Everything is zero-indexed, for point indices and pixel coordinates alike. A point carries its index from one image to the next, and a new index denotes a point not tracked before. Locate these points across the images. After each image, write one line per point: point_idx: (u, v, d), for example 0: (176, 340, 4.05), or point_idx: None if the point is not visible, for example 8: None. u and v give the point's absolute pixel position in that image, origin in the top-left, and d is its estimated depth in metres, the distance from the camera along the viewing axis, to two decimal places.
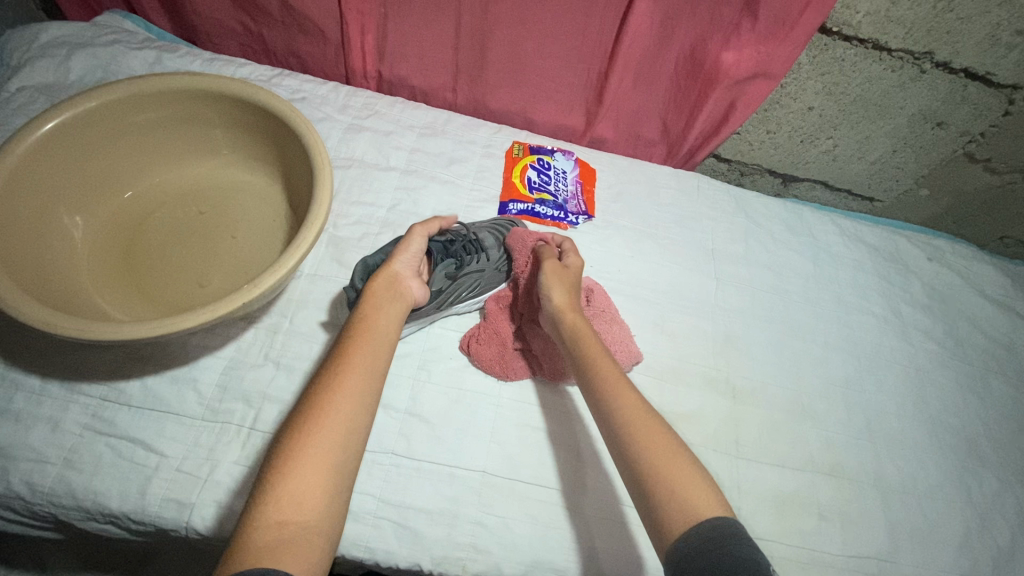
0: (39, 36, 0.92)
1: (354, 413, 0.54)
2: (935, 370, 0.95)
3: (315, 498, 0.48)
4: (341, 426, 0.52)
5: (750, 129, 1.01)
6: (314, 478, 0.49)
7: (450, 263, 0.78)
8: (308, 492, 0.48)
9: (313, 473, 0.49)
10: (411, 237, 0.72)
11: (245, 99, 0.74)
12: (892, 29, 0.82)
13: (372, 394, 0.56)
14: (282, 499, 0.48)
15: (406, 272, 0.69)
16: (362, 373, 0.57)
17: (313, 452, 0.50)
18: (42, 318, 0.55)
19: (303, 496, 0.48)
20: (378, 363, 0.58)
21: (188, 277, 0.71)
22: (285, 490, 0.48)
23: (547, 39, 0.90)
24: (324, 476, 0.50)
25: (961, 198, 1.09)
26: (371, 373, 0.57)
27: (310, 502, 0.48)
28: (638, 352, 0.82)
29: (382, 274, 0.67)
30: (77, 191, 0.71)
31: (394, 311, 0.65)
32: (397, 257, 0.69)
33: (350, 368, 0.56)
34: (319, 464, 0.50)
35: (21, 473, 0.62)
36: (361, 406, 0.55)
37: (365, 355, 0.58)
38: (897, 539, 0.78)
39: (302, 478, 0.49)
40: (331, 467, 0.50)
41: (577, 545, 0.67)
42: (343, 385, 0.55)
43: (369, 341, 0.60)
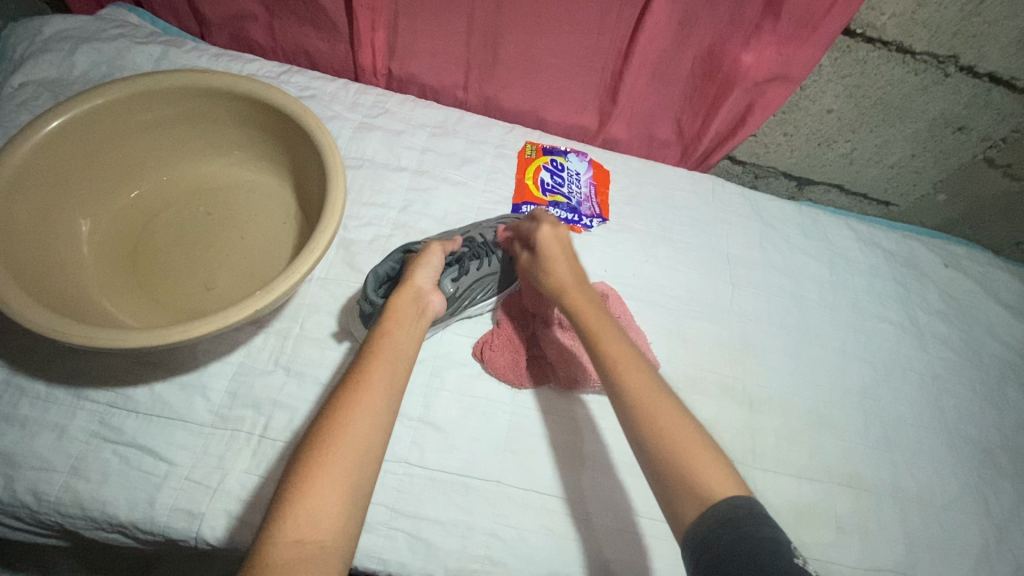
0: (42, 30, 0.90)
1: (372, 428, 0.52)
2: (953, 379, 0.93)
3: (334, 515, 0.47)
4: (360, 442, 0.51)
5: (766, 132, 0.99)
6: (332, 495, 0.47)
7: (453, 268, 0.74)
8: (325, 510, 0.47)
9: (331, 491, 0.47)
10: (431, 251, 0.70)
11: (255, 98, 0.72)
12: (916, 32, 0.80)
13: (390, 409, 0.55)
14: (299, 516, 0.46)
15: (428, 286, 0.68)
16: (379, 388, 0.55)
17: (332, 468, 0.48)
18: (48, 324, 0.53)
19: (320, 513, 0.46)
20: (396, 378, 0.57)
21: (195, 279, 0.69)
22: (303, 507, 0.46)
23: (562, 38, 0.89)
24: (342, 494, 0.48)
25: (978, 204, 1.07)
26: (391, 390, 0.56)
27: (328, 519, 0.46)
28: (654, 361, 0.81)
29: (406, 289, 0.65)
30: (83, 191, 0.69)
31: (415, 328, 0.63)
32: (419, 272, 0.68)
33: (367, 383, 0.55)
34: (338, 480, 0.48)
35: (26, 482, 0.61)
36: (379, 422, 0.53)
37: (383, 370, 0.56)
38: (915, 552, 0.77)
39: (319, 495, 0.47)
40: (349, 484, 0.49)
41: (594, 558, 0.66)
42: (361, 400, 0.53)
43: (389, 355, 0.58)
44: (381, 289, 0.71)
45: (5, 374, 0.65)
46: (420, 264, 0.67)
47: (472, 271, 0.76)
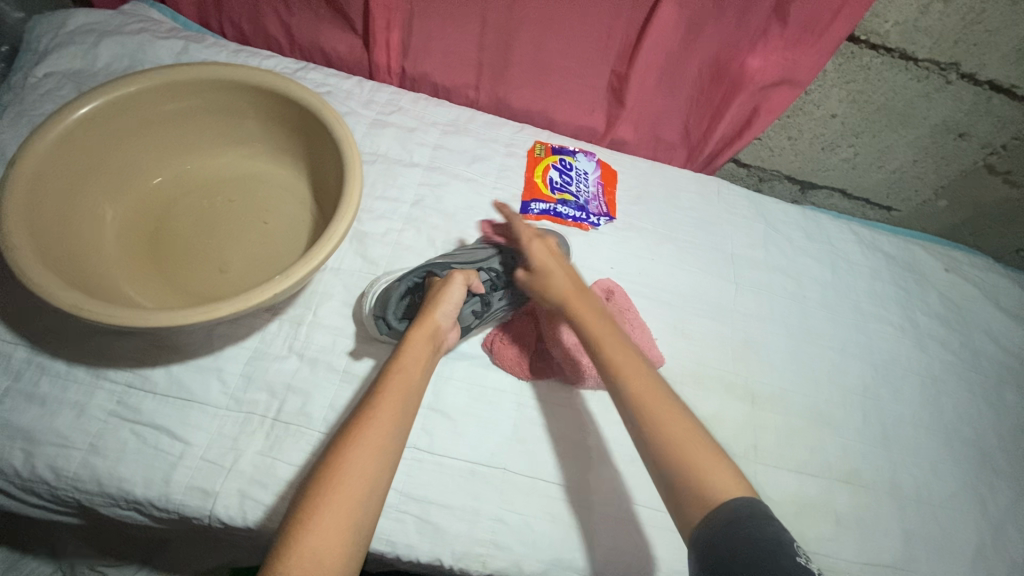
0: (67, 22, 0.93)
1: (378, 468, 0.54)
2: (952, 380, 0.95)
3: (337, 554, 0.48)
4: (364, 484, 0.53)
5: (771, 135, 1.01)
6: (336, 533, 0.49)
7: (477, 301, 0.77)
8: (330, 548, 0.48)
9: (333, 530, 0.49)
10: (453, 284, 0.71)
11: (277, 91, 0.74)
12: (919, 39, 0.82)
13: (396, 451, 0.57)
14: (303, 555, 0.47)
15: (446, 323, 0.70)
16: (387, 426, 0.57)
17: (337, 506, 0.50)
18: (74, 301, 0.54)
19: (324, 551, 0.48)
20: (404, 417, 0.59)
21: (214, 264, 0.71)
22: (308, 545, 0.48)
23: (572, 39, 0.91)
24: (346, 533, 0.50)
25: (979, 210, 1.09)
26: (396, 430, 0.57)
27: (331, 558, 0.48)
28: (660, 356, 0.83)
29: (425, 326, 0.67)
30: (107, 177, 0.71)
31: (427, 361, 0.65)
32: (438, 308, 0.69)
33: (375, 421, 0.56)
34: (343, 519, 0.50)
35: (46, 458, 0.62)
36: (384, 461, 0.55)
37: (393, 409, 0.58)
38: (912, 548, 0.79)
39: (324, 532, 0.49)
40: (352, 521, 0.51)
41: (597, 544, 0.67)
42: (368, 438, 0.55)
43: (400, 393, 0.60)
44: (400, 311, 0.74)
45: (28, 353, 0.67)
46: (441, 301, 0.69)
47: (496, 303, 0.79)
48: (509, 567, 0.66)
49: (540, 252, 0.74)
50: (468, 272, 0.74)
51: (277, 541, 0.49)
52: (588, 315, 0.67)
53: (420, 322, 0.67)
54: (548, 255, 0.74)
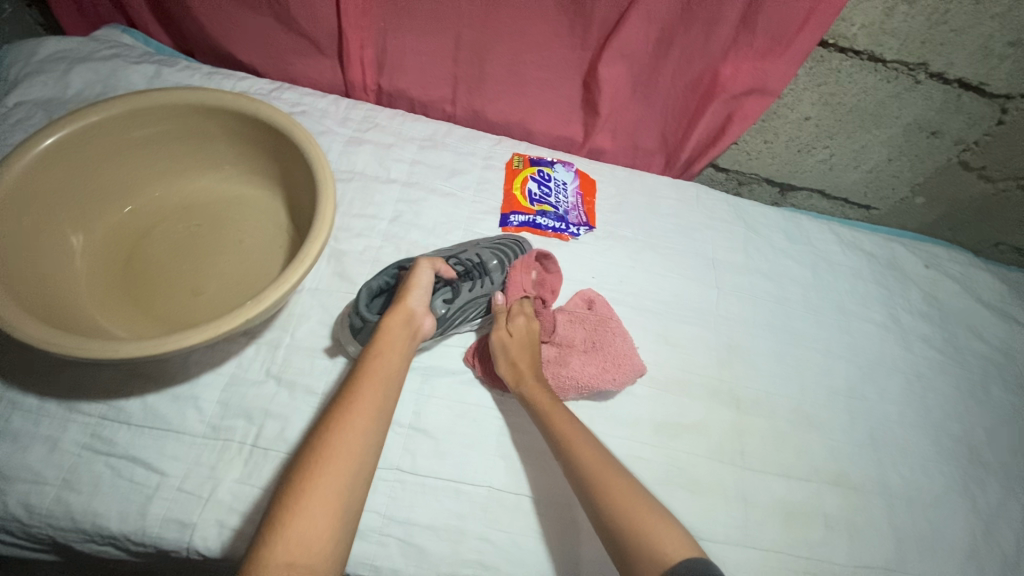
0: (38, 50, 0.93)
1: (360, 456, 0.54)
2: (936, 376, 0.95)
3: (321, 543, 0.49)
4: (346, 471, 0.53)
5: (747, 139, 1.01)
6: (320, 522, 0.49)
7: (446, 290, 0.76)
8: (315, 537, 0.48)
9: (318, 519, 0.49)
10: (420, 270, 0.71)
11: (247, 114, 0.74)
12: (886, 41, 0.83)
13: (381, 435, 0.57)
14: (289, 542, 0.47)
15: (421, 309, 0.69)
16: (370, 410, 0.57)
17: (320, 495, 0.51)
18: (41, 337, 0.54)
19: (309, 540, 0.48)
20: (385, 403, 0.59)
21: (186, 289, 0.70)
22: (291, 533, 0.48)
23: (544, 51, 0.91)
24: (330, 521, 0.50)
25: (957, 205, 1.10)
26: (379, 415, 0.58)
27: (316, 546, 0.48)
28: (640, 366, 0.80)
29: (397, 313, 0.66)
30: (77, 206, 0.70)
31: (407, 344, 0.66)
32: (410, 294, 0.68)
33: (357, 409, 0.57)
34: (326, 508, 0.50)
35: (18, 495, 0.61)
36: (368, 446, 0.55)
37: (375, 396, 0.59)
38: (904, 548, 0.78)
39: (305, 522, 0.49)
40: (336, 510, 0.51)
41: (585, 559, 0.66)
42: (351, 424, 0.55)
43: (379, 380, 0.60)
44: (372, 308, 0.73)
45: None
46: (411, 287, 0.68)
47: (466, 292, 0.78)
48: None
49: (522, 328, 0.78)
50: (435, 260, 0.75)
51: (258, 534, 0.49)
52: (541, 399, 0.71)
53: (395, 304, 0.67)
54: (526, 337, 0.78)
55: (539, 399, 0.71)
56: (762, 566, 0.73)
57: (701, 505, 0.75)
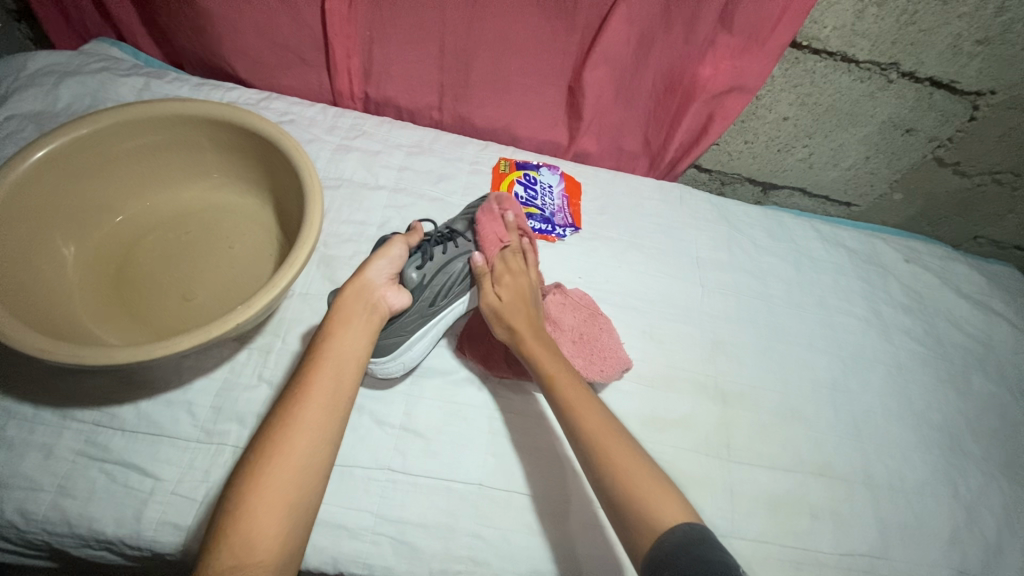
0: (28, 65, 0.94)
1: (312, 448, 0.54)
2: (917, 367, 0.97)
3: (270, 535, 0.49)
4: (297, 464, 0.53)
5: (728, 140, 1.04)
6: (268, 518, 0.50)
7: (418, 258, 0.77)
8: (262, 533, 0.49)
9: (267, 515, 0.50)
10: (388, 244, 0.73)
11: (235, 123, 0.75)
12: (858, 42, 0.85)
13: (337, 422, 0.57)
14: (236, 540, 0.48)
15: (381, 280, 0.71)
16: (320, 397, 0.57)
17: (268, 490, 0.51)
18: (35, 344, 0.55)
19: (257, 536, 0.49)
20: (340, 389, 0.59)
21: (177, 297, 0.71)
22: (237, 532, 0.48)
23: (528, 58, 0.94)
24: (280, 515, 0.50)
25: (934, 201, 1.13)
26: (333, 403, 0.58)
27: (264, 542, 0.49)
28: (627, 360, 0.82)
29: (354, 285, 0.68)
30: (67, 218, 0.71)
31: (362, 326, 0.65)
32: (369, 264, 0.70)
33: (309, 400, 0.57)
34: (275, 501, 0.51)
35: (14, 502, 0.62)
36: (322, 433, 0.56)
37: (326, 386, 0.58)
38: (887, 535, 0.80)
39: (253, 520, 0.49)
40: (286, 504, 0.51)
41: (575, 553, 0.68)
42: (300, 414, 0.56)
43: (331, 367, 0.60)
44: None
45: None
46: (373, 257, 0.71)
47: (438, 256, 0.79)
48: None
49: (510, 284, 0.76)
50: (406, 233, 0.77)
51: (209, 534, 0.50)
52: (539, 353, 0.70)
53: (350, 281, 0.68)
54: (519, 296, 0.75)
55: (534, 349, 0.71)
56: (749, 555, 0.74)
57: (688, 497, 0.76)
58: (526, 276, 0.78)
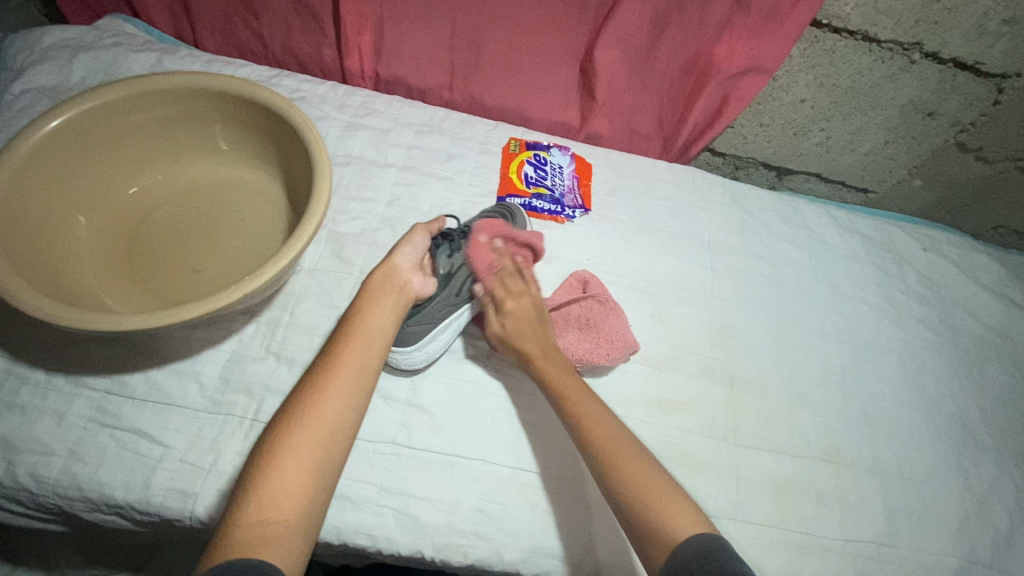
0: (41, 39, 0.94)
1: (339, 416, 0.55)
2: (931, 357, 0.95)
3: (296, 496, 0.50)
4: (324, 430, 0.54)
5: (743, 122, 1.02)
6: (294, 480, 0.50)
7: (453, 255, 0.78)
8: (288, 493, 0.50)
9: (294, 476, 0.50)
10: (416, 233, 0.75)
11: (245, 96, 0.75)
12: (880, 21, 0.83)
13: (363, 393, 0.58)
14: (263, 498, 0.49)
15: (408, 265, 0.72)
16: (349, 376, 0.58)
17: (296, 453, 0.52)
18: (47, 309, 0.55)
19: (282, 496, 0.49)
20: (368, 363, 0.60)
21: (187, 268, 0.72)
22: (264, 490, 0.49)
23: (540, 36, 0.92)
24: (306, 478, 0.51)
25: (954, 188, 1.10)
26: (361, 375, 0.59)
27: (289, 502, 0.49)
28: (634, 342, 0.81)
29: (382, 268, 0.69)
30: (82, 189, 0.72)
31: (392, 310, 0.66)
32: (397, 251, 0.72)
33: (338, 370, 0.58)
34: (302, 464, 0.51)
35: (26, 465, 0.63)
36: (350, 406, 0.57)
37: (356, 357, 0.60)
38: (895, 523, 0.79)
39: (280, 480, 0.50)
40: (312, 469, 0.52)
41: (577, 530, 0.68)
42: (332, 385, 0.57)
43: (360, 341, 0.61)
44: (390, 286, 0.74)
45: (6, 364, 0.68)
46: (399, 244, 0.72)
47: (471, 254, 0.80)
48: (490, 557, 0.66)
49: (514, 309, 0.75)
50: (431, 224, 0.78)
51: (240, 489, 0.50)
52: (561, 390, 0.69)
53: (382, 265, 0.70)
54: (527, 317, 0.75)
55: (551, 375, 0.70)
56: (752, 538, 0.74)
57: (691, 478, 0.76)
58: (528, 295, 0.77)
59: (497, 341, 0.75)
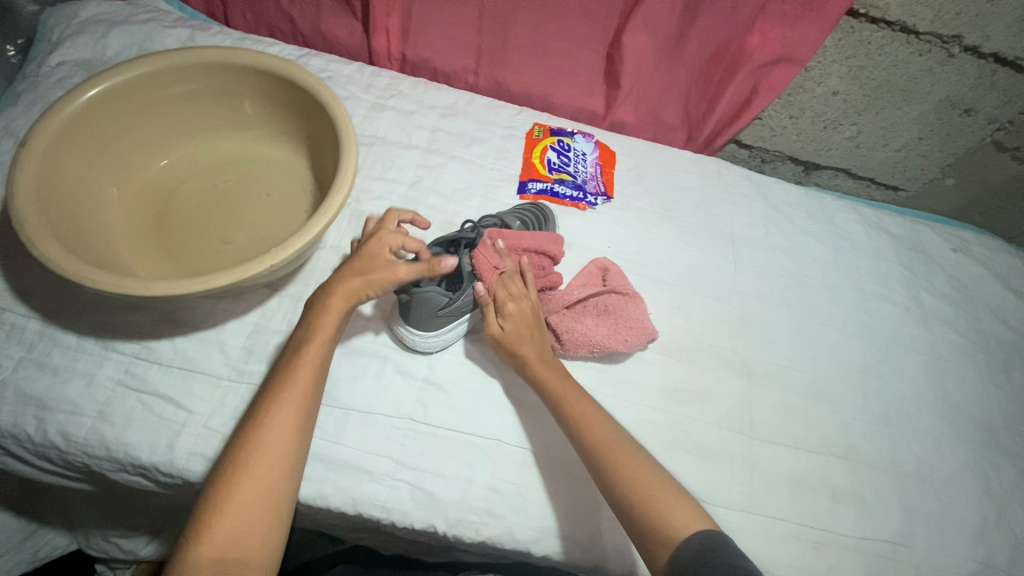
0: (79, 13, 0.96)
1: (287, 451, 0.57)
2: (956, 360, 0.93)
3: (251, 534, 0.53)
4: (271, 470, 0.56)
5: (772, 114, 1.00)
6: (247, 520, 0.53)
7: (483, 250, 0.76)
8: (242, 532, 0.53)
9: (245, 518, 0.53)
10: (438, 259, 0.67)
11: (276, 73, 0.76)
12: (919, 12, 0.81)
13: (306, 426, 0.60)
14: (216, 540, 0.52)
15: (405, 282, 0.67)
16: (292, 413, 0.59)
17: (245, 494, 0.54)
18: (82, 273, 0.57)
19: (236, 536, 0.52)
20: (311, 394, 0.61)
21: (212, 240, 0.73)
22: (218, 533, 0.52)
23: (569, 21, 0.91)
24: (259, 517, 0.54)
25: (989, 188, 1.07)
26: (303, 407, 0.60)
27: (244, 540, 0.52)
28: (653, 330, 0.81)
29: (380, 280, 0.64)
30: (114, 158, 0.74)
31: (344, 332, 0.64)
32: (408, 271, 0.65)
33: (281, 406, 0.58)
34: (254, 505, 0.54)
35: (56, 424, 0.65)
36: (293, 440, 0.58)
37: (298, 392, 0.60)
38: (912, 524, 0.78)
39: (232, 521, 0.52)
40: (264, 506, 0.54)
41: (589, 513, 0.68)
42: (273, 423, 0.58)
43: (300, 375, 0.61)
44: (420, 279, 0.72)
45: (39, 326, 0.70)
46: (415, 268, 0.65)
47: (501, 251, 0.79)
48: (501, 535, 0.67)
49: (516, 314, 0.72)
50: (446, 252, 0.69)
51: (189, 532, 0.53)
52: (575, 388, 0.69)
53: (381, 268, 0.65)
54: (526, 323, 0.72)
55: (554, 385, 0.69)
56: (765, 531, 0.73)
57: (705, 468, 0.76)
58: (528, 299, 0.74)
59: (495, 343, 0.72)
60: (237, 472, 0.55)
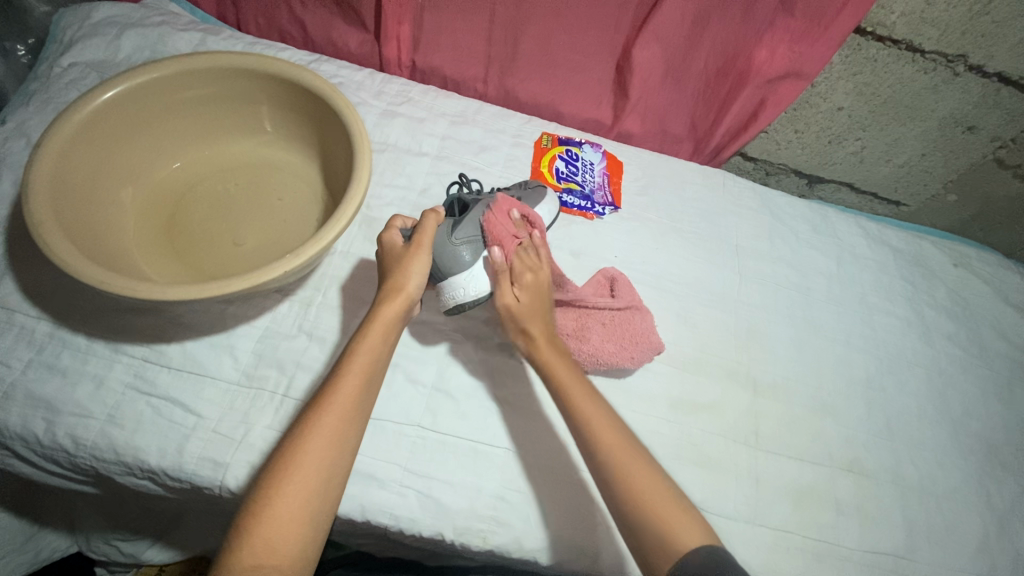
0: (92, 15, 0.96)
1: (334, 455, 0.55)
2: (958, 374, 0.94)
3: (290, 543, 0.50)
4: (317, 474, 0.54)
5: (778, 128, 1.01)
6: (288, 526, 0.51)
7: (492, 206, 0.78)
8: (281, 539, 0.50)
9: (287, 524, 0.51)
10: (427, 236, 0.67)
11: (290, 79, 0.76)
12: (926, 31, 0.82)
13: (354, 432, 0.57)
14: (257, 544, 0.50)
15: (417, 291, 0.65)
16: (340, 416, 0.57)
17: (288, 497, 0.52)
18: (96, 276, 0.57)
19: (275, 542, 0.50)
20: (363, 397, 0.59)
21: (223, 244, 0.74)
22: (261, 537, 0.50)
23: (580, 32, 0.92)
24: (300, 523, 0.52)
25: (990, 205, 1.09)
26: (353, 413, 0.58)
27: (283, 548, 0.50)
28: (659, 343, 0.82)
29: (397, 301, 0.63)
30: (128, 160, 0.74)
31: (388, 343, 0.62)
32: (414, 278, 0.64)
33: (331, 408, 0.57)
34: (297, 511, 0.52)
35: (65, 427, 0.65)
36: (343, 444, 0.56)
37: (350, 393, 0.58)
38: (914, 537, 0.78)
39: (275, 528, 0.50)
40: (307, 511, 0.52)
41: (596, 522, 0.68)
42: (323, 424, 0.56)
43: (356, 376, 0.59)
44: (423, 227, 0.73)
45: (49, 327, 0.70)
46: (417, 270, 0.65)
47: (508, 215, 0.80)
48: (509, 543, 0.67)
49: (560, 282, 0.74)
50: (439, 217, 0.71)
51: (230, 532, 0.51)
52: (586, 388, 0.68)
53: (415, 250, 0.66)
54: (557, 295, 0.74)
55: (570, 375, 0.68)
56: (769, 543, 0.74)
57: (711, 479, 0.76)
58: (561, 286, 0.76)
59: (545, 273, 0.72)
60: (283, 474, 0.53)
